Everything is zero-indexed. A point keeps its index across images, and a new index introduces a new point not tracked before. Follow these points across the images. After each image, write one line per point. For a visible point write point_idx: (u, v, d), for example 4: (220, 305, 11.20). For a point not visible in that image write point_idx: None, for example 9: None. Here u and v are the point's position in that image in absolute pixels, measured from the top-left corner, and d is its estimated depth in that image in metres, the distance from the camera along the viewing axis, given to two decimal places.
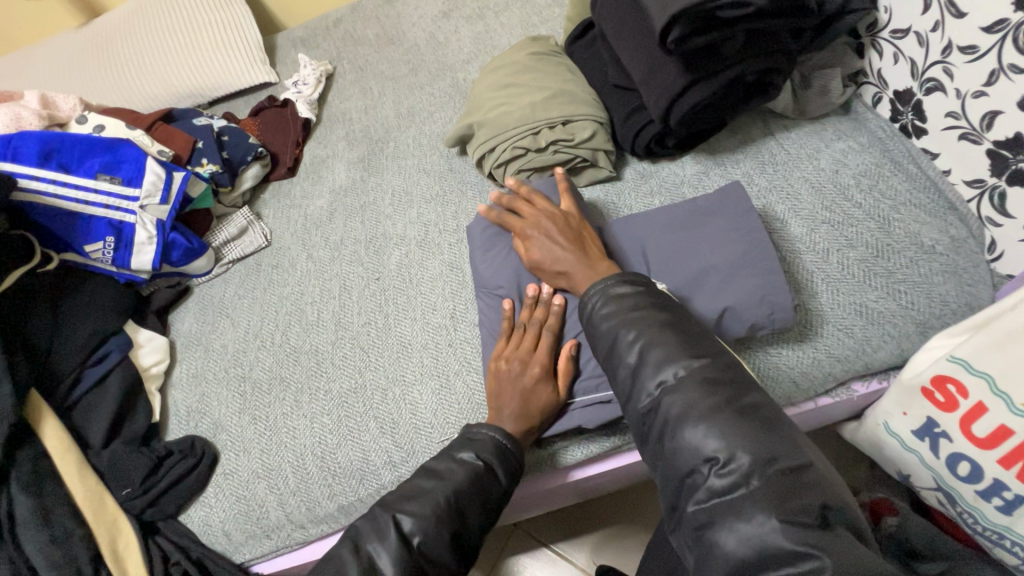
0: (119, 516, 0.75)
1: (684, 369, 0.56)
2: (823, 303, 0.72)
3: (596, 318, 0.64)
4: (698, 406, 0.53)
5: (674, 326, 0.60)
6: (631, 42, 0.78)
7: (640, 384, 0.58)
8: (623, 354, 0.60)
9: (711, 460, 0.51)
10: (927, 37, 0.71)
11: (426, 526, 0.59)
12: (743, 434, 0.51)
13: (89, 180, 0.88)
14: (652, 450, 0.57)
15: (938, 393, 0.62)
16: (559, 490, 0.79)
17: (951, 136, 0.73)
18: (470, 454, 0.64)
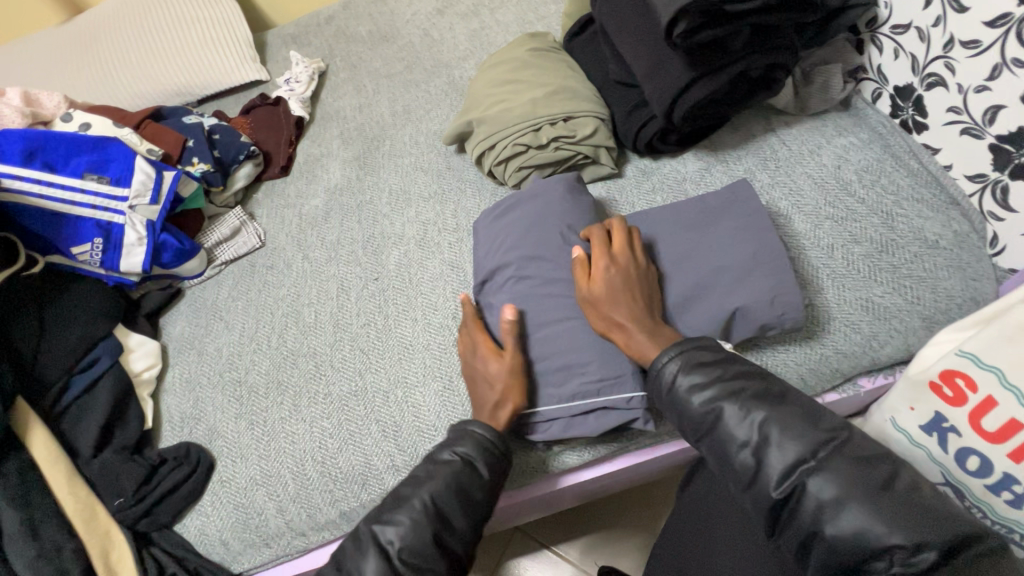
0: (112, 528, 0.72)
1: (823, 447, 0.48)
2: (830, 299, 0.72)
3: (686, 392, 0.56)
4: (858, 488, 0.45)
5: (776, 390, 0.53)
6: (633, 38, 0.77)
7: (767, 466, 0.49)
8: (732, 430, 0.52)
9: (888, 548, 0.43)
10: (928, 33, 0.71)
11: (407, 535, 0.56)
12: (912, 515, 0.43)
13: (76, 180, 0.85)
14: (792, 534, 0.48)
15: (946, 387, 0.62)
16: (562, 493, 0.78)
17: (953, 130, 0.73)
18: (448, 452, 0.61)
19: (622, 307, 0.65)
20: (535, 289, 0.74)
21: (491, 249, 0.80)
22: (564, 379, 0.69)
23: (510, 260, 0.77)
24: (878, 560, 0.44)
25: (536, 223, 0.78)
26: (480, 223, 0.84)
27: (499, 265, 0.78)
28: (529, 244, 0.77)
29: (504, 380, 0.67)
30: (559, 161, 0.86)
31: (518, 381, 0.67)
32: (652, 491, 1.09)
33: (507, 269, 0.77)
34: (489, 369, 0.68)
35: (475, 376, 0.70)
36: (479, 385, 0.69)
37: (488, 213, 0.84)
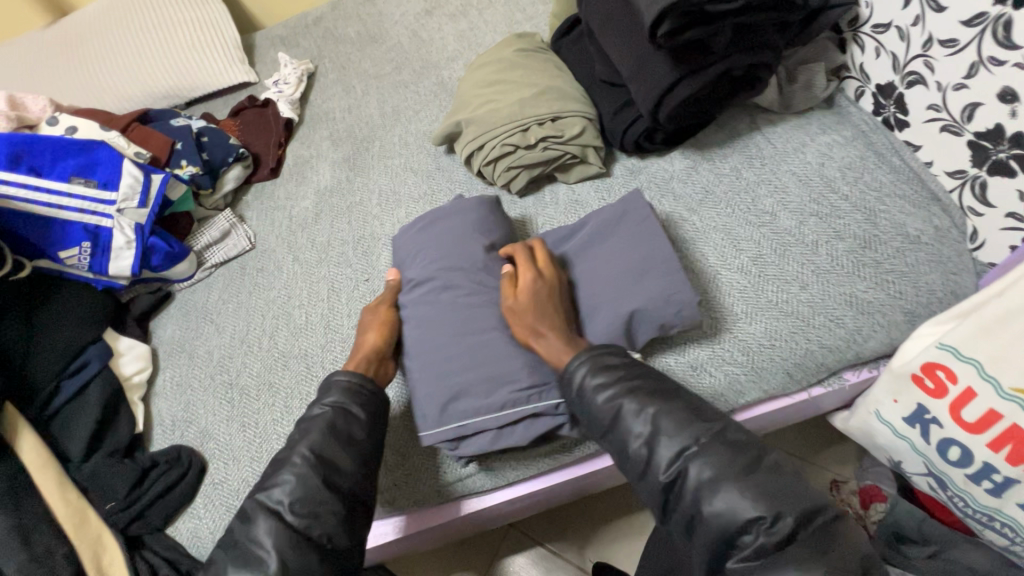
0: (103, 531, 0.72)
1: (703, 435, 0.56)
2: (747, 301, 0.74)
3: (590, 392, 0.61)
4: (728, 470, 0.54)
5: (667, 388, 0.61)
6: (619, 37, 0.78)
7: (658, 456, 0.57)
8: (631, 425, 0.59)
9: (753, 521, 0.51)
10: (908, 32, 0.73)
11: (294, 491, 0.59)
12: (772, 491, 0.52)
13: (62, 183, 0.85)
14: (679, 516, 0.56)
15: (928, 379, 0.63)
16: (538, 498, 0.78)
17: (933, 128, 0.74)
18: (316, 407, 0.65)
19: (544, 319, 0.68)
20: (455, 299, 0.74)
21: (412, 262, 0.80)
22: (489, 390, 0.67)
23: (428, 273, 0.77)
24: (746, 533, 0.52)
25: (459, 238, 0.79)
26: (399, 241, 0.85)
27: (419, 279, 0.78)
28: (450, 256, 0.78)
29: (365, 327, 0.76)
30: (547, 161, 0.87)
31: (381, 323, 0.76)
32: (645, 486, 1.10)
33: (429, 282, 0.77)
34: (361, 325, 0.78)
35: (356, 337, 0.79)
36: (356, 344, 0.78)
37: (412, 227, 0.84)
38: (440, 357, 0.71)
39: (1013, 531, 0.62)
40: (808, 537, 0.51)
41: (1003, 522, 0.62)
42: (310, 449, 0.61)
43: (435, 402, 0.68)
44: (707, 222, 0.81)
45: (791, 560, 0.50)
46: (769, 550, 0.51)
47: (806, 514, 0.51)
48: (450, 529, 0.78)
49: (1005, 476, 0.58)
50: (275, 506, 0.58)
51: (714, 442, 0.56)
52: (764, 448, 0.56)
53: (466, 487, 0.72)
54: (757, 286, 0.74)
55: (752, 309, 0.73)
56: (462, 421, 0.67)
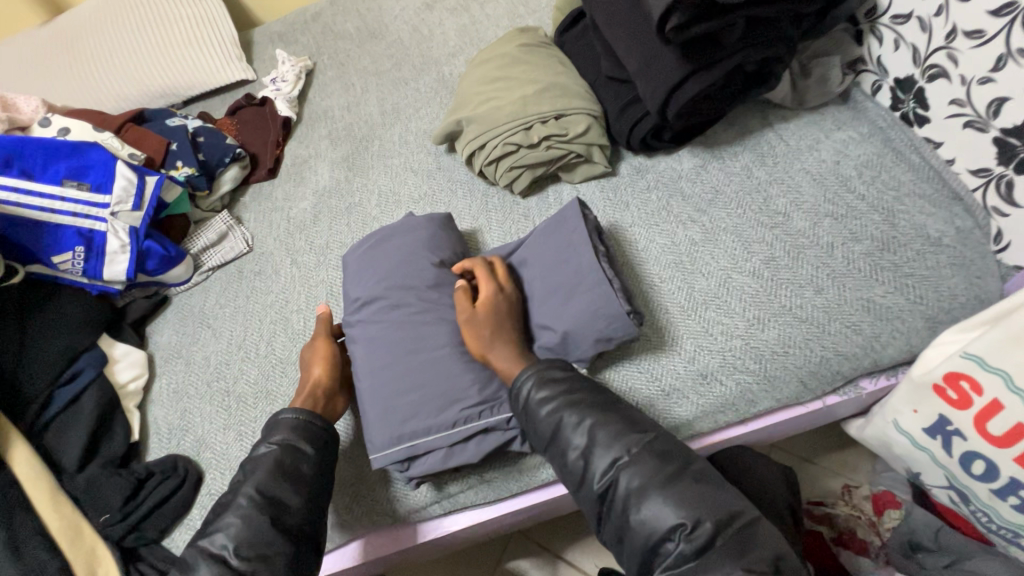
0: (98, 544, 0.70)
1: (635, 445, 0.57)
2: (708, 317, 0.71)
3: (534, 407, 0.62)
4: (655, 478, 0.55)
5: (607, 400, 0.61)
6: (625, 31, 0.75)
7: (593, 466, 0.58)
8: (569, 438, 0.59)
9: (675, 527, 0.52)
10: (930, 23, 0.69)
11: (240, 532, 0.58)
12: (694, 498, 0.53)
13: (54, 186, 0.83)
14: (612, 527, 0.57)
15: (950, 390, 0.60)
16: (526, 514, 0.75)
17: (955, 123, 0.71)
18: (263, 446, 0.64)
19: (497, 334, 0.68)
20: (404, 316, 0.73)
21: (358, 280, 0.79)
22: (441, 409, 0.66)
23: (378, 291, 0.76)
24: (670, 540, 0.53)
25: (407, 255, 0.78)
26: (347, 260, 0.83)
27: (365, 296, 0.76)
28: (398, 273, 0.76)
29: (307, 362, 0.75)
30: (550, 160, 0.84)
31: (324, 354, 0.75)
32: None
33: (375, 300, 0.75)
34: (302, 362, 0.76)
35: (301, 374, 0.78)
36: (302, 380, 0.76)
37: (363, 243, 0.83)
38: (383, 376, 0.69)
39: None
40: (730, 542, 0.51)
41: None
42: (256, 488, 0.61)
43: (383, 421, 0.67)
44: (715, 223, 0.78)
45: (711, 565, 0.50)
46: (691, 555, 0.51)
47: (726, 520, 0.52)
48: (437, 545, 0.75)
49: None
50: (221, 548, 0.58)
51: (645, 452, 0.57)
52: (693, 456, 0.57)
53: (469, 497, 0.70)
54: (770, 291, 0.71)
55: (762, 315, 0.70)
56: (413, 441, 0.65)
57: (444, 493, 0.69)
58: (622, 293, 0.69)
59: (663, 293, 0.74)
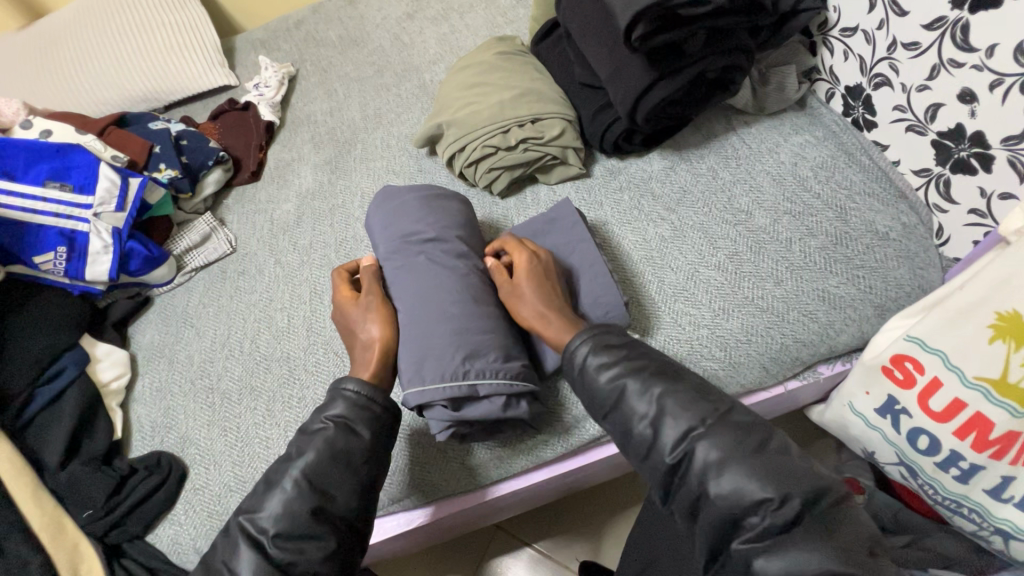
0: (81, 540, 0.71)
1: (709, 416, 0.55)
2: (680, 305, 0.76)
3: (593, 372, 0.61)
4: (736, 449, 0.52)
5: (672, 368, 0.60)
6: (596, 40, 0.79)
7: (662, 438, 0.56)
8: (633, 405, 0.58)
9: (761, 502, 0.50)
10: (874, 35, 0.75)
11: (281, 520, 0.57)
12: (778, 472, 0.51)
13: (36, 187, 0.84)
14: (681, 498, 0.54)
15: (897, 370, 0.65)
16: (513, 499, 0.78)
17: (899, 127, 0.77)
18: (315, 423, 0.63)
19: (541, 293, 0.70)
20: (472, 269, 0.73)
21: (422, 220, 0.77)
22: (503, 358, 0.66)
23: (447, 236, 0.75)
24: (752, 515, 0.50)
25: (469, 221, 0.80)
26: (384, 201, 0.80)
27: (434, 237, 0.75)
28: (465, 231, 0.78)
29: (365, 321, 0.70)
30: (528, 162, 0.88)
31: (381, 314, 0.70)
32: (630, 486, 1.11)
33: (443, 243, 0.74)
34: (357, 318, 0.71)
35: (349, 329, 0.73)
36: (354, 337, 0.72)
37: (413, 191, 0.81)
38: (451, 310, 0.68)
39: (980, 517, 0.64)
40: (815, 520, 0.49)
41: (970, 507, 0.64)
42: (303, 476, 0.59)
43: (448, 357, 0.65)
44: (684, 221, 0.83)
45: (796, 542, 0.48)
46: (775, 534, 0.49)
47: (815, 498, 0.50)
48: (428, 531, 0.78)
49: (971, 463, 0.61)
50: (260, 535, 0.57)
51: (720, 424, 0.54)
52: (774, 432, 0.54)
53: (451, 485, 0.73)
54: (735, 283, 0.76)
55: (727, 306, 0.75)
56: (475, 382, 0.64)
57: (426, 481, 0.73)
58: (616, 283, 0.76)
59: (641, 285, 0.78)
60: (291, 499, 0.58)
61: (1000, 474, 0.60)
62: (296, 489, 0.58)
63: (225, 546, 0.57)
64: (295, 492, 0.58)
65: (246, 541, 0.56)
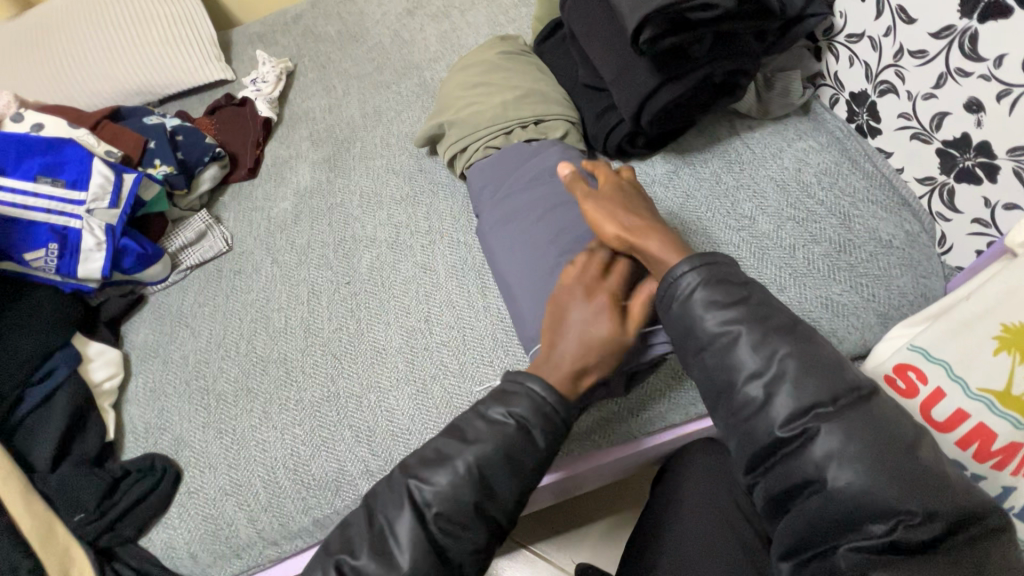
0: (72, 545, 0.69)
1: (842, 396, 0.51)
2: None
3: (701, 311, 0.57)
4: (871, 445, 0.48)
5: (797, 329, 0.56)
6: (602, 42, 0.79)
7: (775, 407, 0.52)
8: (745, 358, 0.55)
9: (896, 512, 0.46)
10: (880, 42, 0.75)
11: (446, 500, 0.55)
12: (921, 482, 0.46)
13: (28, 182, 0.82)
14: (779, 475, 0.52)
15: (900, 380, 0.64)
16: (599, 471, 0.80)
17: (904, 135, 0.77)
18: (500, 411, 0.58)
19: (632, 203, 0.68)
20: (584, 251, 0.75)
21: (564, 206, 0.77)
22: None
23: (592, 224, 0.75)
24: (878, 522, 0.47)
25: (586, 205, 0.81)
26: (490, 168, 0.84)
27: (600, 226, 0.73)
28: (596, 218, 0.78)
29: (589, 332, 0.61)
30: None
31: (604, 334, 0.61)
32: (627, 489, 1.11)
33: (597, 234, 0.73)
34: (587, 313, 0.63)
35: (568, 329, 0.63)
36: (566, 334, 0.63)
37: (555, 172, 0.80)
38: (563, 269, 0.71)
39: None
40: (954, 548, 0.45)
41: None
42: (476, 461, 0.56)
43: None
44: (687, 226, 0.82)
45: (925, 565, 0.45)
46: (897, 547, 0.46)
47: (962, 520, 0.46)
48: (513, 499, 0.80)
49: (972, 474, 0.60)
50: (423, 507, 0.55)
51: (855, 410, 0.50)
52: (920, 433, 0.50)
53: None
54: None
55: None
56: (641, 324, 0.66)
57: None
58: None
59: None
60: (461, 482, 0.55)
61: (1002, 484, 0.59)
62: (468, 473, 0.55)
63: (388, 499, 0.56)
64: (466, 476, 0.55)
65: (411, 508, 0.55)
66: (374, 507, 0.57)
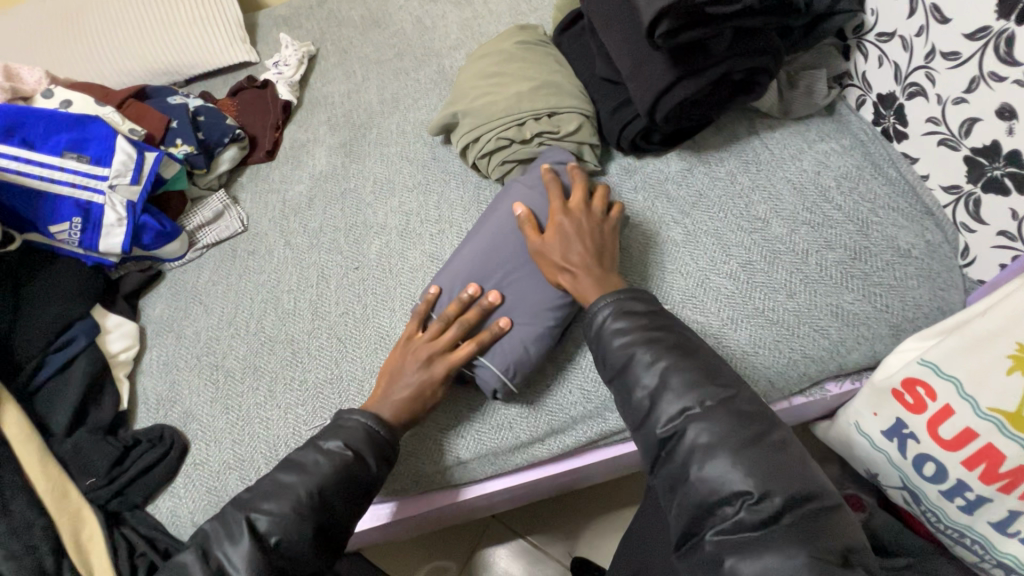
0: (83, 507, 0.72)
1: (709, 399, 0.57)
2: (686, 317, 0.75)
3: (607, 335, 0.64)
4: (728, 438, 0.54)
5: (687, 346, 0.61)
6: (619, 35, 0.77)
7: (659, 410, 0.58)
8: (641, 374, 0.60)
9: (740, 494, 0.52)
10: (911, 42, 0.72)
11: (286, 528, 0.58)
12: (767, 468, 0.52)
13: (54, 157, 0.84)
14: (665, 472, 0.57)
15: (907, 395, 0.63)
16: (540, 485, 0.80)
17: (930, 141, 0.74)
18: (337, 443, 0.63)
19: (581, 241, 0.70)
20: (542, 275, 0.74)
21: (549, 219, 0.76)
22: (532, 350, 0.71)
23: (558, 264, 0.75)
24: (728, 504, 0.52)
25: None
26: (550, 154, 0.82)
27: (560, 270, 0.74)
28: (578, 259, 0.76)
29: (409, 386, 0.69)
30: None
31: (420, 391, 0.68)
32: (628, 486, 1.10)
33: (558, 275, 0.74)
34: (416, 372, 0.69)
35: (400, 375, 0.70)
36: (397, 382, 0.70)
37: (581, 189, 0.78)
38: (458, 282, 0.74)
39: (982, 547, 0.62)
40: (797, 524, 0.50)
41: (973, 538, 0.62)
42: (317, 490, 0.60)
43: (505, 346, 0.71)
44: (698, 226, 0.81)
45: (770, 542, 0.49)
46: (749, 526, 0.51)
47: (798, 499, 0.51)
48: (451, 510, 0.79)
49: (978, 494, 0.59)
50: (264, 538, 0.58)
51: (720, 407, 0.56)
52: (773, 424, 0.56)
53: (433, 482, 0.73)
54: (745, 293, 0.74)
55: (736, 316, 0.73)
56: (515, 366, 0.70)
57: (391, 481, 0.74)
58: (656, 281, 0.77)
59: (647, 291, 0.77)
60: (302, 508, 0.59)
61: (1008, 509, 0.57)
62: (308, 499, 0.60)
63: (225, 535, 0.59)
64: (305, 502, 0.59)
65: (251, 539, 0.58)
66: (209, 545, 0.59)
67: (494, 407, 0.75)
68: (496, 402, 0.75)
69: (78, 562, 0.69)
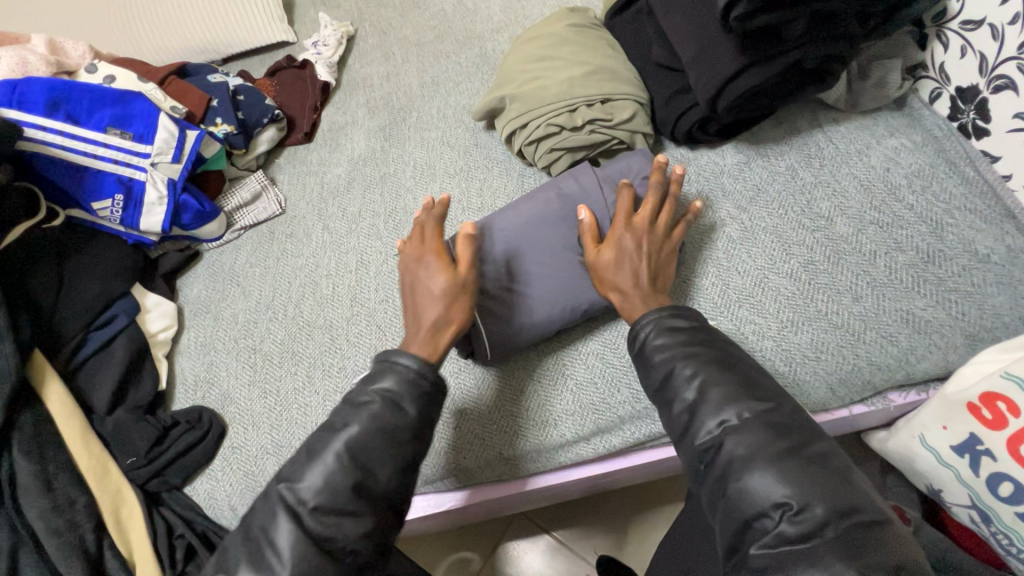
0: (124, 487, 0.73)
1: (748, 410, 0.54)
2: (743, 317, 0.71)
3: (648, 350, 0.61)
4: (766, 450, 0.51)
5: (726, 358, 0.58)
6: (682, 19, 0.73)
7: (698, 422, 0.55)
8: (679, 387, 0.57)
9: (779, 505, 0.48)
10: (1003, 31, 0.66)
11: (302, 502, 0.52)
12: (808, 480, 0.49)
13: (98, 133, 0.83)
14: (708, 488, 0.54)
15: (986, 409, 0.59)
16: (573, 485, 0.77)
17: (1017, 138, 0.69)
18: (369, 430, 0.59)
19: (641, 260, 0.66)
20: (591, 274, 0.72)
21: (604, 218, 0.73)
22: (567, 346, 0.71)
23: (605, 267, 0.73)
24: (767, 517, 0.49)
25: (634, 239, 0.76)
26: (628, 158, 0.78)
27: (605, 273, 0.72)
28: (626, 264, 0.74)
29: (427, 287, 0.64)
30: (593, 145, 0.82)
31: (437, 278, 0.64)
32: (661, 487, 1.08)
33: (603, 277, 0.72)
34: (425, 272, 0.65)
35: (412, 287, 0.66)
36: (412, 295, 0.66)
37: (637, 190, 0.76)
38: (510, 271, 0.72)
39: None
40: (842, 539, 0.46)
41: None
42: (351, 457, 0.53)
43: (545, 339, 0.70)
44: (755, 222, 0.77)
45: (814, 556, 0.46)
46: (790, 539, 0.47)
47: (842, 511, 0.47)
48: (485, 507, 0.77)
49: None
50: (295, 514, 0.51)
51: (757, 418, 0.53)
52: (816, 437, 0.52)
53: (469, 478, 0.72)
54: (807, 295, 0.71)
55: (796, 318, 0.70)
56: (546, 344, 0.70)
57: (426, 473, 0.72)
58: (710, 280, 0.74)
59: (699, 289, 0.74)
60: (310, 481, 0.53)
61: None
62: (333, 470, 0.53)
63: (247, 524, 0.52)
64: (327, 471, 0.53)
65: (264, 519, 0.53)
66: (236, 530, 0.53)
67: (536, 403, 0.72)
68: (537, 398, 0.73)
69: (117, 538, 0.70)
